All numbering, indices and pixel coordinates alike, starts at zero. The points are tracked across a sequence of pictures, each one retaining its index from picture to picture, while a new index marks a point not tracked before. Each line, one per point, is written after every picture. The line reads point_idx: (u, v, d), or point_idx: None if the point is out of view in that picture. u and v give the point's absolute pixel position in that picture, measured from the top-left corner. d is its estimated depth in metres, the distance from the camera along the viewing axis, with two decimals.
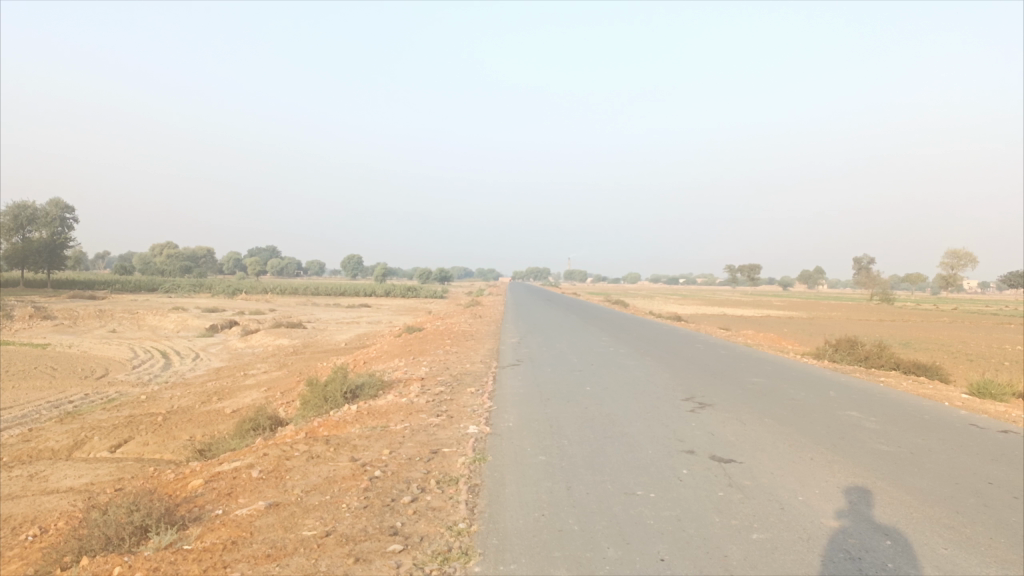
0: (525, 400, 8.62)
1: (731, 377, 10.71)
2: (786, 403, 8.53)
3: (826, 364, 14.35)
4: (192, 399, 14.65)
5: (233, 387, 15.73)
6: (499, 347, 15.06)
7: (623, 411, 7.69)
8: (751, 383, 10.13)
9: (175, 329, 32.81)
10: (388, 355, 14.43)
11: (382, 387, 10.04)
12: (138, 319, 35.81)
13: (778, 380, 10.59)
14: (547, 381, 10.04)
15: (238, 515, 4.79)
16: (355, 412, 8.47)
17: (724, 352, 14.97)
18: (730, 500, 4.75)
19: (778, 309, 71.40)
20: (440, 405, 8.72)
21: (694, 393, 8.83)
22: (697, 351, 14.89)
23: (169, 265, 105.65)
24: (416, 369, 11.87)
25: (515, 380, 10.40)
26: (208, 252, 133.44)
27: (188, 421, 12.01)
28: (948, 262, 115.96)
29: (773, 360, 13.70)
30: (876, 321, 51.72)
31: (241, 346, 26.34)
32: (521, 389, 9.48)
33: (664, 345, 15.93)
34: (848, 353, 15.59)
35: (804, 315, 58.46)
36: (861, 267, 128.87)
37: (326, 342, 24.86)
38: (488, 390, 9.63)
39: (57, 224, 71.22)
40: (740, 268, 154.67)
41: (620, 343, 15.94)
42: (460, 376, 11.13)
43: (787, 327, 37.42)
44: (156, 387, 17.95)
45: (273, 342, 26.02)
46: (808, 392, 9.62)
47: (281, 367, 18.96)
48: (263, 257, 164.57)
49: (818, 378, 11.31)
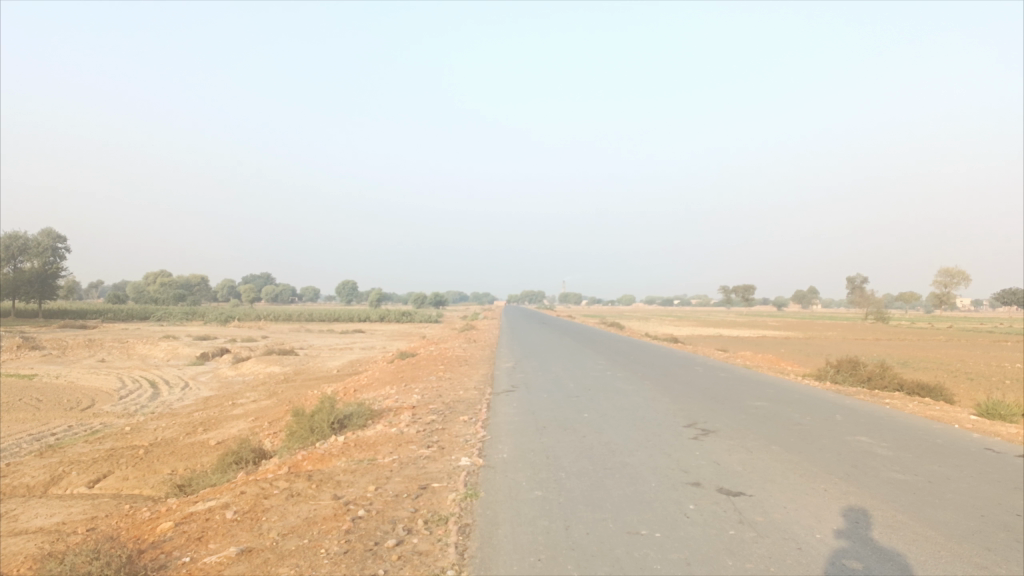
0: (521, 428, 8.23)
1: (733, 401, 10.35)
2: (791, 428, 8.17)
3: (828, 386, 13.99)
4: (177, 430, 14.19)
5: (219, 417, 15.28)
6: (493, 372, 14.67)
7: (623, 440, 7.33)
8: (754, 407, 9.77)
9: (165, 358, 32.30)
10: (379, 383, 14.02)
11: (371, 417, 9.64)
12: (128, 348, 35.25)
13: (781, 403, 10.23)
14: (543, 408, 9.67)
15: (206, 564, 4.39)
16: (341, 444, 8.07)
17: (724, 375, 14.60)
18: (742, 540, 4.39)
19: (774, 330, 71.19)
20: (431, 435, 8.33)
21: (696, 419, 8.47)
22: (697, 374, 14.53)
23: (163, 293, 104.96)
24: (407, 397, 11.48)
25: (510, 407, 10.02)
26: (201, 280, 132.79)
27: (171, 454, 11.56)
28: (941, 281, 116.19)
29: (774, 383, 13.35)
30: (873, 341, 51.36)
31: (232, 374, 25.84)
32: (516, 417, 9.10)
33: (662, 368, 15.57)
34: (850, 374, 15.23)
35: (801, 335, 58.09)
36: (855, 287, 129.04)
37: (318, 369, 24.39)
38: (482, 419, 9.24)
39: (49, 253, 70.75)
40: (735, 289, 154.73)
41: (618, 367, 15.58)
42: (453, 403, 10.74)
43: (784, 348, 36.99)
44: (142, 418, 17.46)
45: (264, 370, 25.52)
46: (813, 416, 9.27)
47: (271, 395, 18.51)
48: (256, 284, 164.00)
49: (822, 401, 10.97)
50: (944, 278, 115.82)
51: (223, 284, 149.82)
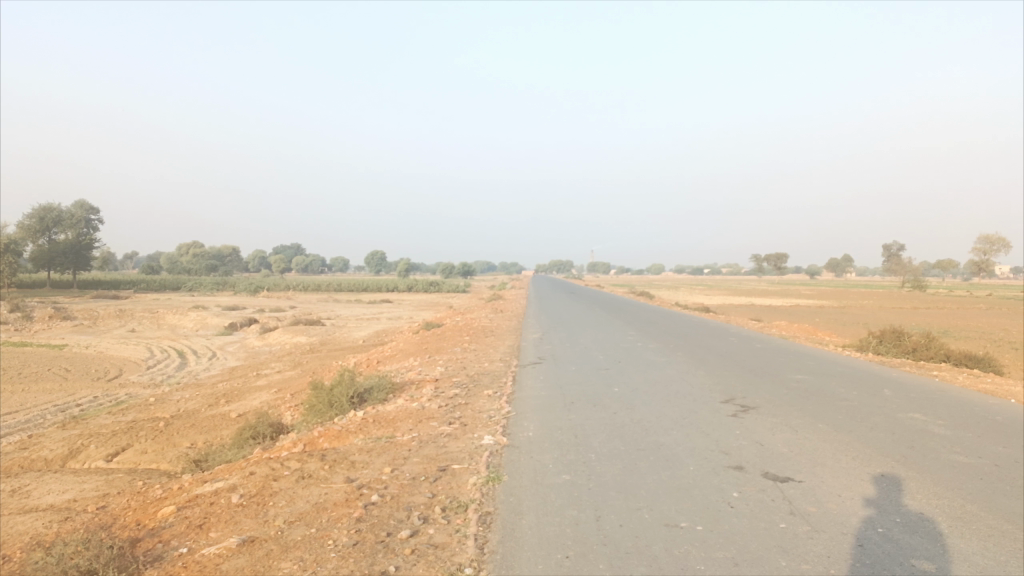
0: (548, 404, 7.79)
1: (771, 374, 9.81)
2: (837, 405, 7.65)
3: (870, 357, 13.36)
4: (199, 402, 14.01)
5: (242, 388, 15.07)
6: (520, 344, 14.23)
7: (657, 417, 6.86)
8: (794, 381, 9.23)
9: (194, 328, 32.37)
10: (402, 354, 13.66)
11: (391, 390, 9.27)
12: (158, 319, 35.46)
13: (823, 377, 9.68)
14: (571, 382, 9.21)
15: (204, 556, 4.03)
16: (359, 420, 7.70)
17: (760, 346, 14.01)
18: (795, 535, 3.92)
19: (808, 299, 69.99)
20: (453, 410, 7.93)
21: (734, 395, 7.96)
22: (731, 345, 13.97)
23: (194, 264, 106.12)
24: (430, 369, 11.10)
25: (536, 380, 9.59)
26: (232, 251, 133.92)
27: (190, 427, 11.32)
28: (980, 248, 113.27)
29: (812, 355, 12.76)
30: (911, 310, 49.92)
31: (259, 344, 25.76)
32: (542, 391, 8.67)
33: (694, 339, 15.03)
34: (894, 345, 14.54)
35: (835, 305, 56.81)
36: (890, 254, 126.46)
37: (344, 340, 24.18)
38: (506, 393, 8.82)
39: (82, 225, 71.65)
40: (766, 258, 152.52)
41: (649, 338, 15.06)
42: (477, 376, 10.33)
43: (819, 317, 36.04)
44: (166, 389, 17.35)
45: (291, 340, 25.39)
46: (859, 391, 8.72)
47: (295, 366, 18.30)
48: (286, 255, 165.40)
49: (866, 374, 10.39)
50: (984, 244, 112.69)
51: (254, 255, 151.27)
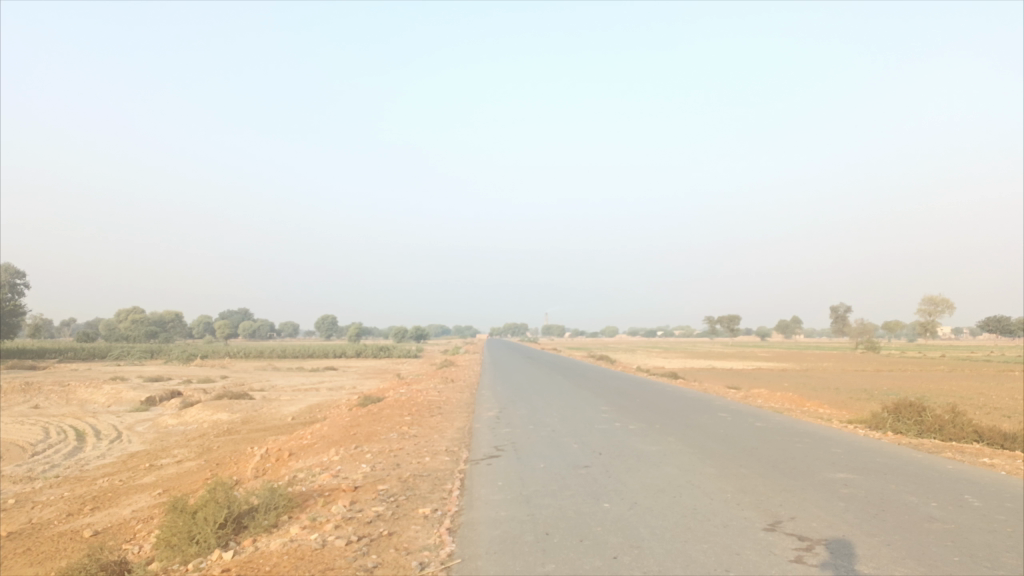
0: (510, 540, 5.18)
1: (804, 473, 7.39)
2: (933, 536, 5.26)
3: (897, 439, 11.03)
4: (62, 508, 10.91)
5: (125, 487, 11.97)
6: (471, 427, 11.54)
7: (689, 574, 4.35)
8: (844, 486, 6.84)
9: (106, 404, 28.69)
10: (323, 443, 10.89)
11: (285, 511, 6.55)
12: (68, 393, 31.55)
13: (874, 477, 7.29)
14: (541, 491, 6.65)
15: None
16: (218, 575, 4.96)
17: (761, 425, 11.63)
18: None
19: (768, 361, 68.41)
20: (366, 550, 5.25)
21: (780, 520, 5.52)
22: (726, 424, 11.52)
23: (132, 330, 100.44)
24: (351, 469, 8.38)
25: (493, 488, 6.99)
26: (174, 315, 127.90)
27: (23, 555, 8.31)
28: (925, 309, 114.58)
29: (829, 437, 10.40)
30: (873, 372, 48.56)
31: (174, 423, 22.41)
32: (503, 509, 6.09)
33: (678, 415, 12.55)
34: (915, 423, 12.27)
35: (795, 366, 55.09)
36: (838, 316, 127.49)
37: (271, 417, 21.05)
38: (452, 513, 6.19)
39: (7, 290, 66.60)
40: (719, 319, 152.84)
41: (624, 415, 12.53)
42: (412, 480, 7.66)
43: (787, 382, 34.03)
44: (37, 485, 14.08)
45: (210, 418, 22.10)
46: (938, 501, 6.35)
47: (203, 453, 15.18)
48: (234, 322, 160.28)
49: (921, 468, 8.05)
50: (928, 304, 114.41)
51: (198, 322, 145.67)
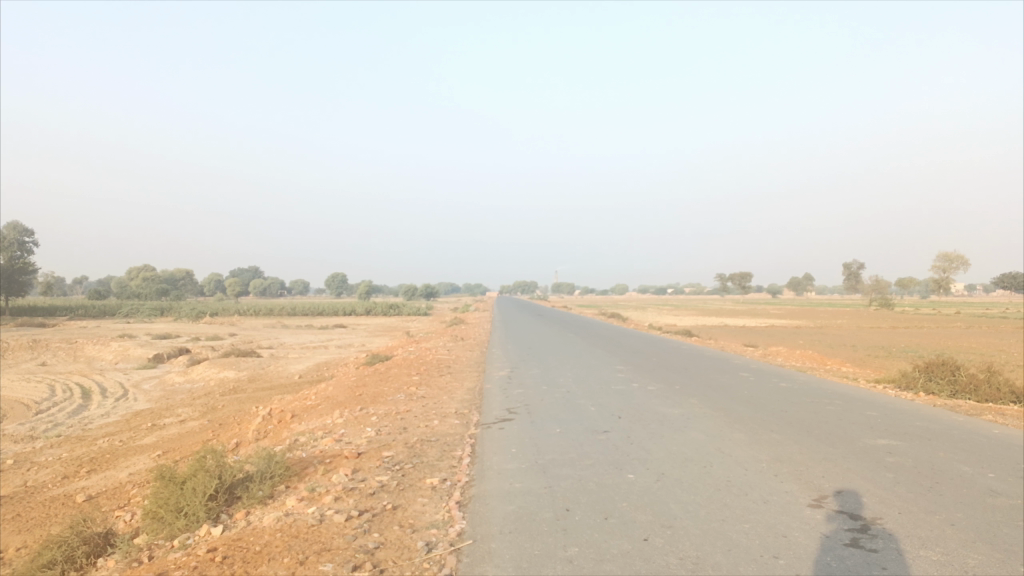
0: (526, 517, 4.66)
1: (842, 439, 6.85)
2: (1000, 513, 4.70)
3: (931, 400, 10.46)
4: (58, 470, 10.51)
5: (125, 448, 11.57)
6: (482, 387, 11.05)
7: (731, 561, 3.81)
8: (888, 455, 6.29)
9: (113, 361, 28.43)
10: (327, 404, 10.42)
11: (282, 481, 6.04)
12: (76, 351, 31.31)
13: (920, 445, 6.74)
14: (558, 460, 6.13)
15: None
16: (204, 555, 4.45)
17: (786, 385, 11.10)
18: None
19: (781, 318, 67.72)
20: (367, 527, 4.72)
21: (826, 496, 4.97)
22: (749, 385, 10.98)
23: (144, 288, 100.55)
24: (355, 434, 7.88)
25: (506, 455, 6.48)
26: (185, 273, 128.01)
27: (12, 522, 7.89)
28: (939, 266, 113.29)
29: (861, 398, 9.85)
30: (888, 330, 47.73)
31: (180, 381, 22.08)
32: (520, 481, 5.57)
33: (697, 375, 11.99)
34: (948, 383, 11.67)
35: (809, 324, 54.21)
36: (850, 272, 126.42)
37: (277, 375, 20.65)
38: (463, 484, 5.67)
39: (16, 248, 66.23)
40: (731, 276, 152.08)
41: (641, 375, 12.00)
42: (420, 446, 7.15)
43: (802, 340, 33.45)
44: (38, 445, 13.73)
45: (217, 376, 21.77)
46: (994, 470, 5.79)
47: (206, 413, 14.79)
48: (244, 280, 160.45)
49: (965, 433, 7.50)
50: (943, 261, 112.82)
51: (209, 281, 146.03)
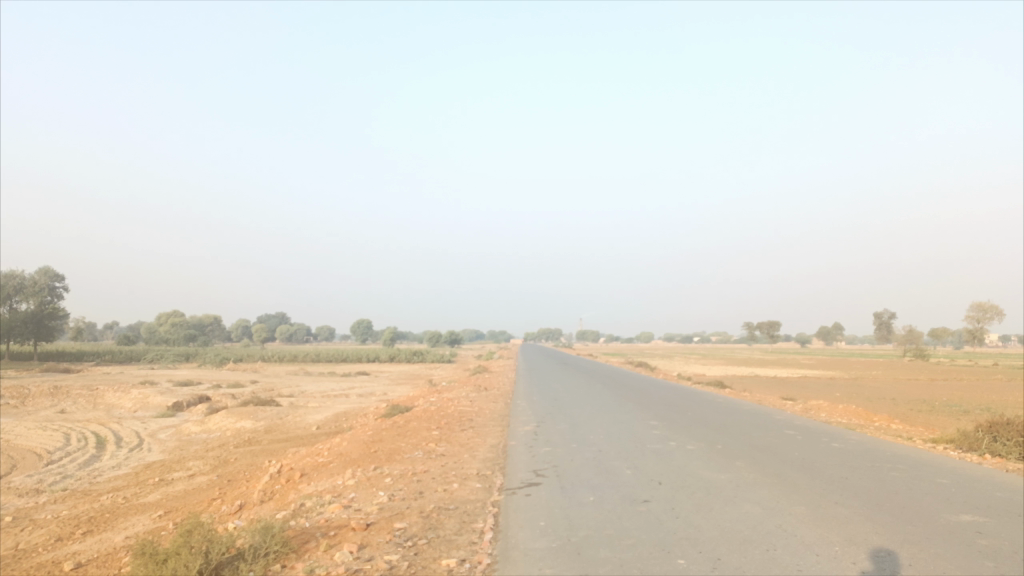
0: None
1: (918, 517, 6.00)
2: None
3: (1000, 464, 9.49)
4: (52, 531, 9.83)
5: (126, 506, 10.88)
6: (506, 445, 10.27)
7: None
8: (978, 535, 5.45)
9: (132, 409, 27.95)
10: (340, 461, 9.70)
11: (278, 560, 5.31)
12: (96, 398, 30.89)
13: (1010, 523, 5.88)
14: (595, 538, 5.36)
15: None
16: None
17: (839, 447, 10.19)
18: None
19: (813, 368, 65.85)
20: None
21: None
22: (797, 445, 10.11)
23: (172, 334, 101.04)
24: (366, 499, 7.14)
25: (536, 529, 5.70)
26: (212, 319, 128.76)
27: None
28: (973, 316, 110.46)
29: (924, 464, 8.94)
30: (927, 382, 45.93)
31: (195, 431, 21.45)
32: (552, 565, 4.81)
33: (738, 433, 11.12)
34: (1015, 444, 10.66)
35: (843, 376, 52.34)
36: (881, 321, 123.81)
37: (294, 426, 19.95)
38: (484, 567, 4.92)
39: (46, 293, 66.65)
40: (760, 325, 149.77)
41: (677, 432, 11.13)
42: (437, 516, 6.38)
43: (839, 392, 32.17)
44: (41, 500, 13.09)
45: (233, 425, 21.13)
46: None
47: (217, 467, 14.09)
48: (271, 327, 161.18)
49: None
50: (978, 311, 110.06)
51: (236, 326, 146.92)
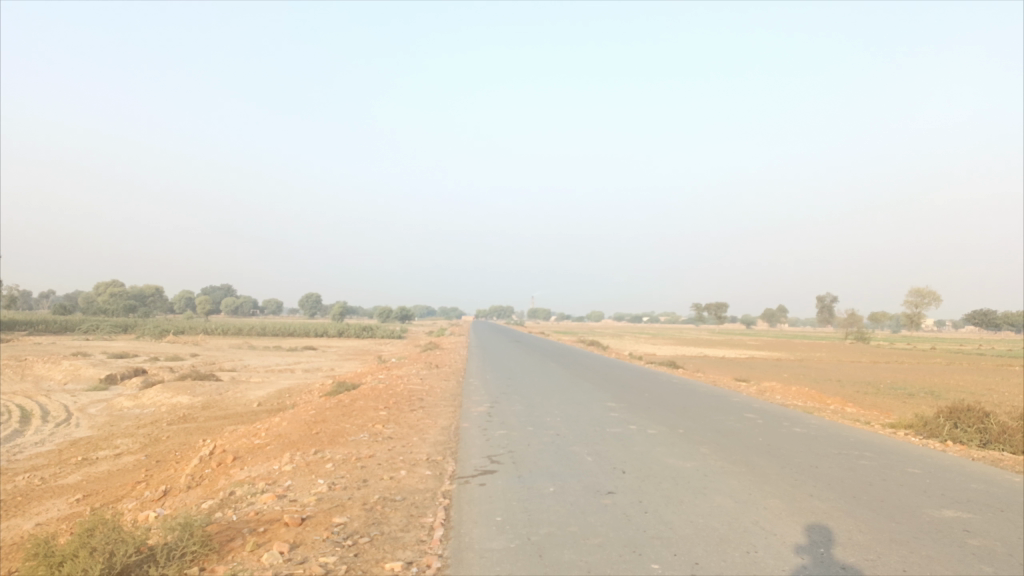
0: None
1: (900, 512, 5.62)
2: None
3: (966, 452, 9.26)
4: None
5: (41, 489, 9.94)
6: (458, 427, 9.66)
7: None
8: (968, 533, 5.08)
9: (62, 381, 26.50)
10: (277, 443, 8.96)
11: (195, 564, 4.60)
12: (23, 369, 29.22)
13: (995, 518, 5.54)
14: (557, 537, 4.80)
15: None
16: None
17: (803, 432, 9.87)
18: None
19: (759, 350, 66.76)
20: None
21: None
22: (760, 429, 9.74)
23: (111, 304, 97.53)
24: (303, 489, 6.46)
25: (491, 526, 5.13)
26: (154, 290, 124.84)
27: None
28: (911, 301, 113.82)
29: (892, 452, 8.65)
30: (870, 365, 46.90)
31: (129, 406, 20.30)
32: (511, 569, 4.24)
33: (699, 416, 10.71)
34: (978, 432, 10.50)
35: (789, 357, 53.12)
36: (824, 304, 126.82)
37: (234, 402, 19.00)
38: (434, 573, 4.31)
39: None
40: (707, 306, 152.03)
41: (636, 414, 10.68)
42: (381, 509, 5.75)
43: (788, 374, 32.46)
44: None
45: (170, 401, 20.07)
46: None
47: (148, 445, 13.17)
48: (216, 299, 157.31)
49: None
50: (916, 297, 113.46)
51: (179, 297, 142.87)
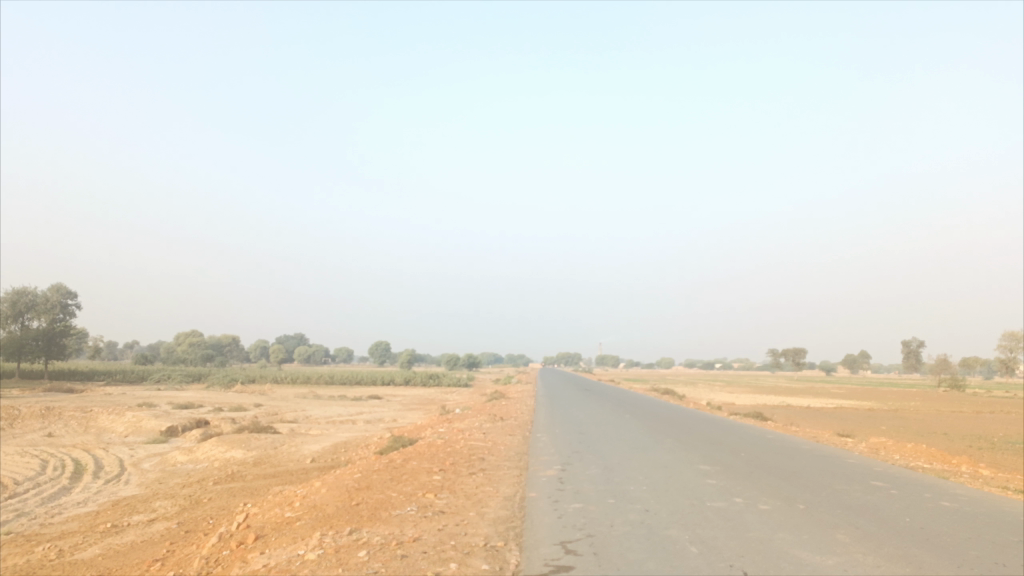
0: None
1: None
2: None
3: None
4: None
5: (52, 565, 8.70)
6: (524, 498, 8.08)
7: None
8: None
9: (122, 434, 25.97)
10: (309, 518, 7.52)
11: None
12: (88, 421, 28.90)
13: None
14: None
15: None
16: None
17: (951, 506, 7.93)
18: None
19: (844, 398, 62.70)
20: None
21: None
22: (896, 503, 7.87)
23: (188, 354, 99.69)
24: None
25: None
26: (230, 340, 127.67)
27: None
28: (1006, 345, 106.40)
29: None
30: (972, 415, 42.63)
31: (182, 461, 19.42)
32: None
33: (813, 485, 8.85)
34: None
35: (880, 407, 49.03)
36: (910, 348, 119.99)
37: (287, 458, 17.81)
38: None
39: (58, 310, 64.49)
40: (784, 351, 146.12)
41: (737, 482, 8.88)
42: None
43: (884, 426, 29.56)
44: None
45: (222, 455, 19.10)
46: None
47: (183, 510, 11.94)
48: (289, 348, 160.08)
49: None
50: (1012, 340, 106.03)
51: (256, 346, 146.10)
